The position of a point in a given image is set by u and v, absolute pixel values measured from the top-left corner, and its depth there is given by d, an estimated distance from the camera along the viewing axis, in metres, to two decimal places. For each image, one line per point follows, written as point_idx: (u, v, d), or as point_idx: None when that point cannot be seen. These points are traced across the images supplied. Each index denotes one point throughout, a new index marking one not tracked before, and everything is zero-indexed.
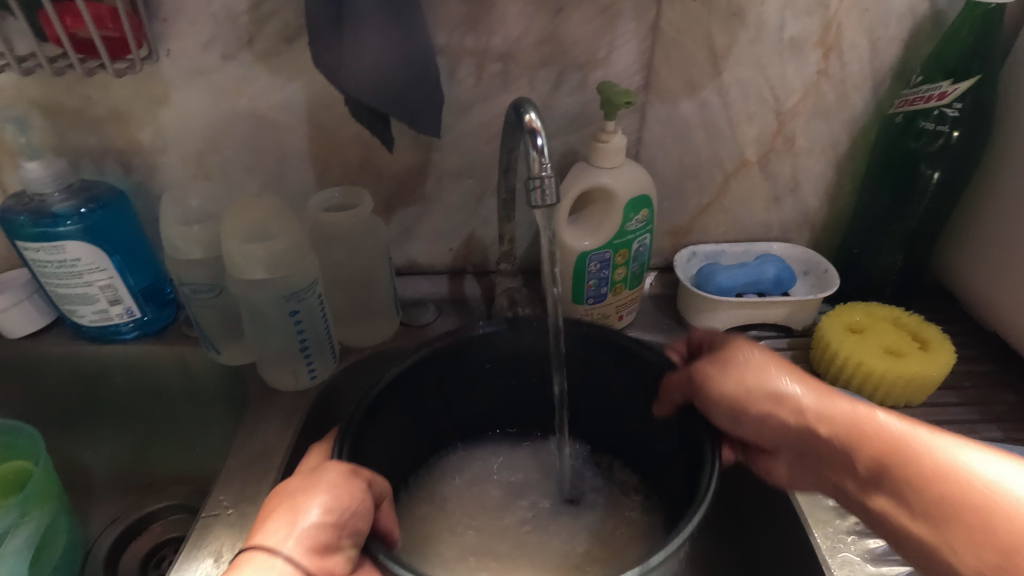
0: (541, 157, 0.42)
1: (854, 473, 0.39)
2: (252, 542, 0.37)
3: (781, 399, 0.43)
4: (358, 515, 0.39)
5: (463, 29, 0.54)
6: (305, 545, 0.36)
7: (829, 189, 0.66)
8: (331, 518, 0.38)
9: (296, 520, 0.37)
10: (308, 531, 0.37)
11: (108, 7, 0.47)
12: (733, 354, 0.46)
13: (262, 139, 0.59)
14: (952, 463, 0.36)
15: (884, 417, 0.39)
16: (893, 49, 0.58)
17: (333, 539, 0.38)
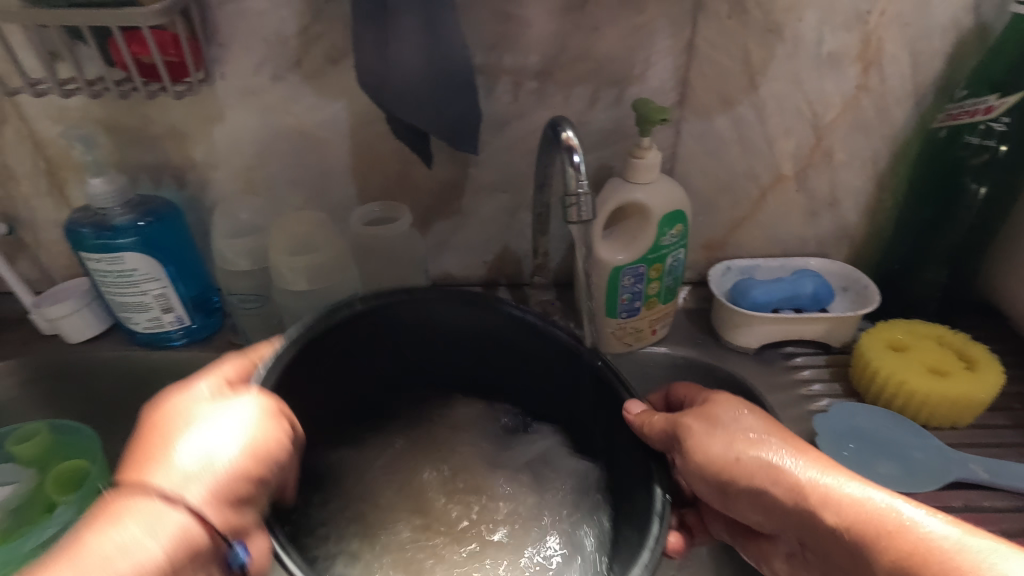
0: (578, 174, 0.43)
1: (874, 575, 0.37)
2: (137, 481, 0.36)
3: (775, 473, 0.42)
4: (265, 457, 0.40)
5: (501, 48, 0.55)
6: (214, 494, 0.36)
7: (869, 204, 0.65)
8: (247, 459, 0.39)
9: (206, 438, 0.39)
10: (221, 479, 0.37)
11: (171, 34, 0.50)
12: (720, 415, 0.46)
13: (307, 155, 0.62)
14: (974, 562, 0.34)
15: (904, 509, 0.38)
16: (936, 62, 0.57)
17: (220, 480, 0.37)
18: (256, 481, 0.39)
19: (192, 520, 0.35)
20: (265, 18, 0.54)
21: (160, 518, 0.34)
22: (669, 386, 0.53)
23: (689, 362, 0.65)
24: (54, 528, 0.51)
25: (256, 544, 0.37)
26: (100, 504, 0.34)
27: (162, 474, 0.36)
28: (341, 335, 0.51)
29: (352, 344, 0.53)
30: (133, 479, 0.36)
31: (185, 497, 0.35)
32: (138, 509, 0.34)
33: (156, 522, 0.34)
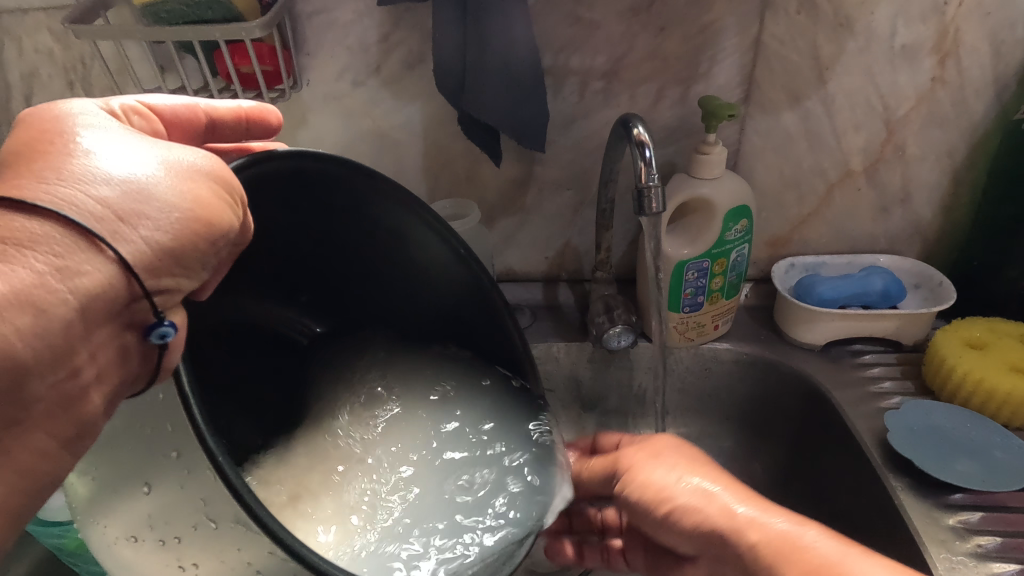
0: (649, 168, 0.45)
1: None
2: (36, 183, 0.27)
3: (708, 496, 0.42)
4: (176, 219, 0.30)
5: (569, 50, 0.58)
6: (148, 250, 0.29)
7: (944, 199, 0.64)
8: (187, 213, 0.30)
9: (142, 157, 0.31)
10: (157, 224, 0.29)
11: (267, 46, 0.55)
12: (660, 446, 0.47)
13: (382, 156, 0.66)
14: None
15: (822, 544, 0.38)
16: (1019, 52, 0.56)
17: (139, 234, 0.29)
18: (199, 253, 0.31)
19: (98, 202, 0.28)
20: (350, 28, 0.58)
21: (69, 250, 0.27)
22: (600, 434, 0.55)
23: (751, 358, 0.65)
24: None
25: (179, 319, 0.32)
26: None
27: (88, 167, 0.29)
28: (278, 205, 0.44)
29: (290, 208, 0.45)
30: (73, 146, 0.30)
31: (117, 242, 0.28)
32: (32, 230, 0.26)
33: (61, 255, 0.27)
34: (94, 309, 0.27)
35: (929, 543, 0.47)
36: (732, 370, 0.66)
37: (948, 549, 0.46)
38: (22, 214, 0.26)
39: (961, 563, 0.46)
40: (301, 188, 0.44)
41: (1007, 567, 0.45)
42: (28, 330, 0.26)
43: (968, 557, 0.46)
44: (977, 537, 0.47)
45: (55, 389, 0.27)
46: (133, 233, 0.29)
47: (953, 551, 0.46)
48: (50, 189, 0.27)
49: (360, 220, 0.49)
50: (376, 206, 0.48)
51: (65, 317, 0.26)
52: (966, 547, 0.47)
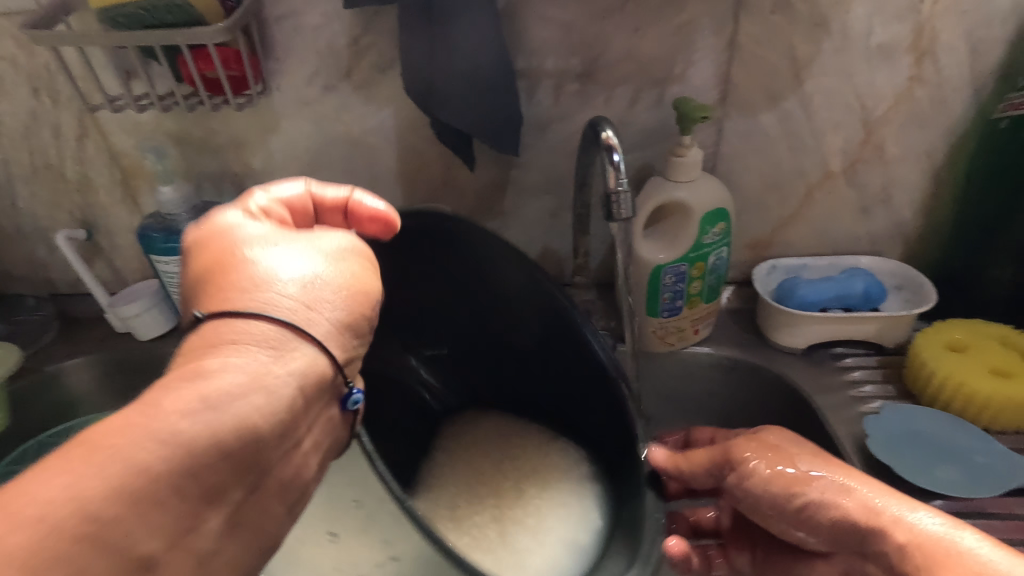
0: (618, 173, 0.44)
1: (904, 569, 0.37)
2: (244, 302, 0.34)
3: (847, 490, 0.41)
4: (364, 291, 0.39)
5: (543, 52, 0.57)
6: (331, 330, 0.35)
7: (925, 199, 0.63)
8: (345, 295, 0.37)
9: (297, 262, 0.36)
10: (332, 311, 0.36)
11: (233, 51, 0.54)
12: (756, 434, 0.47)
13: (356, 162, 0.65)
14: (942, 542, 0.36)
15: (967, 539, 0.36)
16: (997, 51, 0.55)
17: (325, 316, 0.35)
18: (361, 316, 0.38)
19: (307, 295, 0.35)
20: (320, 32, 0.57)
21: (274, 346, 0.32)
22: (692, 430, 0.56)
23: (733, 362, 0.64)
24: None
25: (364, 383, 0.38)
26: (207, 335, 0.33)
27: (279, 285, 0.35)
28: (422, 257, 0.57)
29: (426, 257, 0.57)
30: (257, 276, 0.35)
31: (315, 331, 0.34)
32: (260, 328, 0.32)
33: (270, 350, 0.32)
34: (308, 386, 0.33)
35: None
36: (713, 375, 0.66)
37: None
38: (295, 301, 0.34)
39: None
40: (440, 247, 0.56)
41: None
42: (314, 377, 0.33)
43: None
44: None
45: (290, 465, 0.33)
46: (358, 309, 0.37)
47: None
48: (255, 298, 0.34)
49: (479, 264, 0.57)
50: (494, 251, 0.56)
51: (287, 395, 0.31)
52: None
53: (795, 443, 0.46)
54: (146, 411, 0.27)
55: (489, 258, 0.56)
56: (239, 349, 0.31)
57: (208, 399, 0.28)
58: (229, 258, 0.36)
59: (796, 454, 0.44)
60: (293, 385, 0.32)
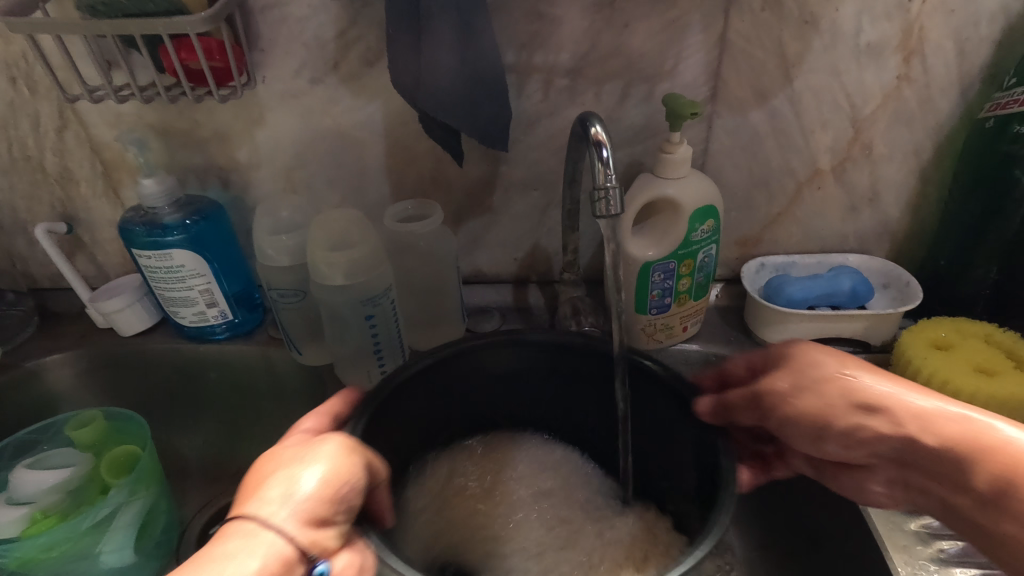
0: (606, 169, 0.44)
1: (970, 490, 0.39)
2: (238, 514, 0.36)
3: (877, 406, 0.42)
4: (355, 495, 0.39)
5: (532, 47, 0.56)
6: (297, 517, 0.36)
7: (912, 198, 0.63)
8: (316, 499, 0.37)
9: (271, 491, 0.37)
10: (304, 504, 0.36)
11: (217, 41, 0.53)
12: (801, 361, 0.45)
13: (343, 156, 0.64)
14: (990, 433, 0.38)
15: (1004, 428, 0.38)
16: (983, 51, 0.55)
17: (291, 518, 0.36)
18: (331, 504, 0.37)
19: (292, 551, 0.35)
20: (305, 23, 0.56)
21: (248, 538, 0.35)
22: (724, 362, 0.51)
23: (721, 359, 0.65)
24: (108, 508, 0.56)
25: (342, 560, 0.36)
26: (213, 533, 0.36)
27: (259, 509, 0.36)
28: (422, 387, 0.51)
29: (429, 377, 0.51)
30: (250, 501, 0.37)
31: (275, 518, 0.35)
32: (233, 537, 0.35)
33: (243, 548, 0.34)
34: (270, 569, 0.34)
35: (892, 550, 0.47)
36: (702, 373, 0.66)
37: (910, 554, 0.47)
38: (259, 573, 0.33)
39: (922, 568, 0.46)
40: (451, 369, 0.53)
41: (969, 571, 0.46)
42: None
43: (930, 561, 0.46)
44: (939, 542, 0.47)
45: None
46: (338, 523, 0.37)
47: (915, 555, 0.47)
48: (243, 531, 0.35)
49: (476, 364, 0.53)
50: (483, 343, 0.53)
51: (260, 569, 0.33)
52: (929, 552, 0.47)
53: (830, 361, 0.44)
54: None
55: (496, 353, 0.53)
56: (212, 552, 0.34)
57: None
58: (175, 570, 0.33)
59: (829, 372, 0.43)
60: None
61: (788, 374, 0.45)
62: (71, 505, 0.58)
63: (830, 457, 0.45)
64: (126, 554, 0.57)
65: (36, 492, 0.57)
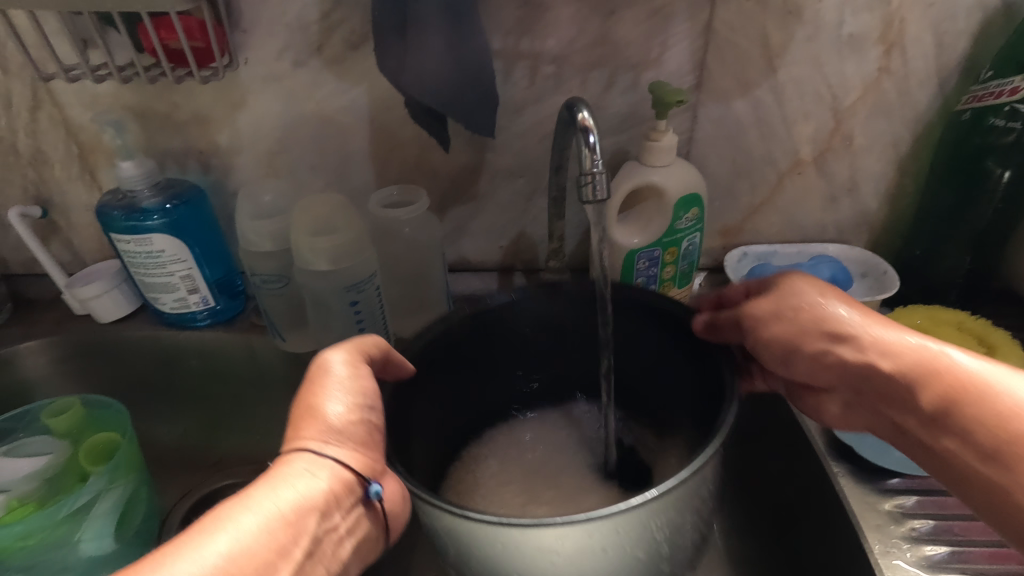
0: (593, 155, 0.44)
1: (914, 410, 0.38)
2: (296, 442, 0.37)
3: (841, 329, 0.42)
4: (376, 404, 0.41)
5: (519, 33, 0.56)
6: (350, 446, 0.38)
7: (889, 189, 0.65)
8: (352, 417, 0.39)
9: (327, 411, 0.38)
10: (344, 429, 0.38)
11: (196, 20, 0.52)
12: (790, 291, 0.46)
13: (327, 141, 0.63)
14: (977, 374, 0.36)
15: (956, 355, 0.38)
16: (960, 44, 0.56)
17: (348, 441, 0.38)
18: (363, 410, 0.40)
19: (350, 474, 0.37)
20: (288, 4, 0.55)
21: (313, 464, 0.36)
22: (723, 287, 0.52)
23: None
24: (87, 496, 0.55)
25: (391, 487, 0.39)
26: (275, 462, 0.37)
27: (318, 447, 0.37)
28: (443, 366, 0.53)
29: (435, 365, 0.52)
30: (317, 444, 0.37)
31: (328, 446, 0.37)
32: (297, 463, 0.36)
33: (310, 470, 0.36)
34: (328, 498, 0.35)
35: (867, 528, 0.49)
36: None
37: (883, 533, 0.48)
38: (328, 491, 0.35)
39: (895, 547, 0.47)
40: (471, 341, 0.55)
41: (939, 548, 0.47)
42: (362, 534, 0.37)
43: (902, 540, 0.48)
44: (911, 521, 0.49)
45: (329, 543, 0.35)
46: (371, 437, 0.40)
47: (888, 534, 0.48)
48: (307, 455, 0.37)
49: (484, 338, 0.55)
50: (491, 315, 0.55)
51: (319, 500, 0.35)
52: (901, 531, 0.48)
53: (809, 290, 0.46)
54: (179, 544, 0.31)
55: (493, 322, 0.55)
56: (266, 487, 0.34)
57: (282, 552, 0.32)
58: (240, 492, 0.34)
59: (809, 300, 0.45)
60: (342, 539, 0.36)
61: (777, 305, 0.46)
62: (47, 493, 0.56)
63: (798, 379, 0.46)
64: (105, 543, 0.56)
65: (13, 481, 0.56)
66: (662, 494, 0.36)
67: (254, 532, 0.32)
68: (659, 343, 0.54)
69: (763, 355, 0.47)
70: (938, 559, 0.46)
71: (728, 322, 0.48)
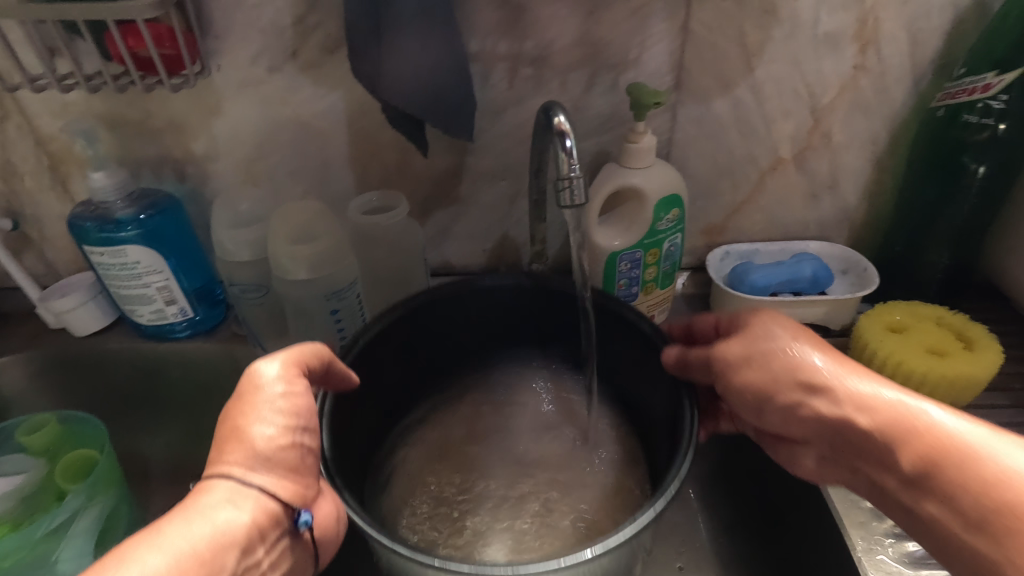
0: (570, 159, 0.43)
1: (897, 471, 0.37)
2: (212, 471, 0.37)
3: (817, 380, 0.41)
4: (313, 422, 0.41)
5: (496, 35, 0.55)
6: (275, 474, 0.37)
7: (869, 185, 0.65)
8: (285, 439, 0.39)
9: (255, 435, 0.38)
10: (270, 456, 0.38)
11: (166, 27, 0.51)
12: (758, 333, 0.45)
13: (305, 146, 0.62)
14: (957, 436, 0.36)
15: (933, 412, 0.37)
16: (935, 41, 0.57)
17: (271, 469, 0.37)
18: (297, 431, 0.39)
19: (276, 504, 0.37)
20: (261, 10, 0.54)
21: (234, 496, 0.36)
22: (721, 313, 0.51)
23: None
24: (64, 515, 0.54)
25: (324, 510, 0.39)
26: (192, 490, 0.36)
27: (241, 474, 0.37)
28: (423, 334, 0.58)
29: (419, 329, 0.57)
30: (236, 470, 0.37)
31: (252, 472, 0.37)
32: (215, 493, 0.36)
33: (231, 502, 0.35)
34: (257, 530, 0.35)
35: (851, 526, 0.49)
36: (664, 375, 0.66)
37: (866, 530, 0.49)
38: (250, 526, 0.35)
39: (878, 543, 0.48)
40: (436, 316, 0.58)
41: None
42: (285, 568, 0.37)
43: (885, 536, 0.48)
44: None
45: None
46: (308, 462, 0.40)
47: (871, 531, 0.49)
48: (228, 482, 0.36)
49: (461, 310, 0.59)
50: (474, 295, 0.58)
51: (241, 531, 0.34)
52: (884, 527, 0.49)
53: (781, 333, 0.44)
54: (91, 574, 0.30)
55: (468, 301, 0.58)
56: (179, 517, 0.34)
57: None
58: (149, 527, 0.33)
59: (779, 345, 0.43)
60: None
61: (746, 349, 0.45)
62: (23, 513, 0.55)
63: (769, 428, 0.45)
64: (84, 563, 0.55)
65: None
66: (611, 551, 0.36)
67: (162, 569, 0.31)
68: (638, 348, 0.54)
69: (734, 404, 0.46)
70: (920, 555, 0.47)
71: (698, 367, 0.46)
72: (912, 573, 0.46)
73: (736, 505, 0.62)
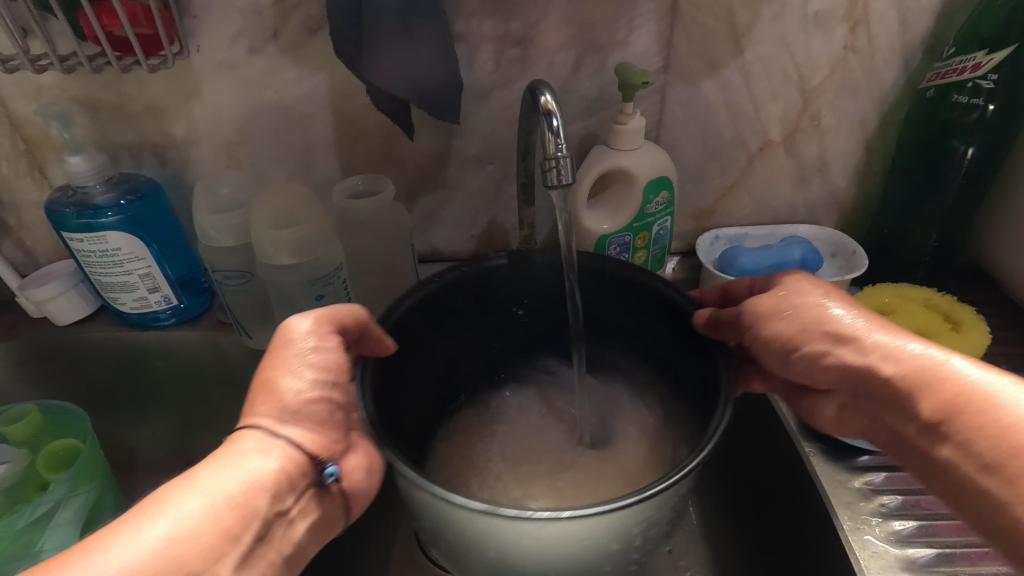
0: (556, 138, 0.43)
1: (916, 417, 0.37)
2: (247, 419, 0.39)
3: (843, 334, 0.42)
4: (345, 378, 0.42)
5: (481, 14, 0.54)
6: (304, 428, 0.39)
7: (857, 169, 0.65)
8: (312, 397, 0.40)
9: (284, 386, 0.40)
10: (300, 408, 0.40)
11: (141, 5, 0.49)
12: (789, 288, 0.46)
13: (289, 130, 0.61)
14: (978, 384, 0.36)
15: (958, 362, 0.37)
16: (925, 21, 0.56)
17: (299, 424, 0.39)
18: (327, 385, 0.41)
19: (302, 454, 0.38)
20: None
21: (263, 443, 0.38)
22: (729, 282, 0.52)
23: None
24: (47, 504, 0.53)
25: (350, 463, 0.41)
26: (230, 436, 0.38)
27: (272, 425, 0.39)
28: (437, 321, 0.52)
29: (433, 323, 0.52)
30: (266, 421, 0.39)
31: (282, 428, 0.39)
32: (246, 441, 0.38)
33: (259, 450, 0.37)
34: (280, 483, 0.37)
35: (838, 506, 0.49)
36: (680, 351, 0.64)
37: (853, 510, 0.49)
38: (278, 471, 0.37)
39: (864, 523, 0.48)
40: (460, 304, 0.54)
41: (907, 523, 0.48)
42: (314, 519, 0.39)
43: (872, 516, 0.48)
44: (880, 497, 0.50)
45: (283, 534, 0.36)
46: (334, 428, 0.41)
47: (858, 511, 0.49)
48: (256, 431, 0.38)
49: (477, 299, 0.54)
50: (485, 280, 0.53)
51: (269, 476, 0.36)
52: (870, 507, 0.49)
53: (812, 289, 0.45)
54: (141, 508, 0.33)
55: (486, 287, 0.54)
56: (228, 457, 0.36)
57: (229, 535, 0.33)
58: (188, 471, 0.35)
59: (810, 299, 0.44)
60: (293, 522, 0.37)
61: (788, 307, 0.45)
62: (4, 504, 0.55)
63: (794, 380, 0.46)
64: None
65: None
66: (620, 508, 0.34)
67: (199, 510, 0.33)
68: (653, 319, 0.52)
69: (762, 359, 0.46)
70: (905, 534, 0.47)
71: (727, 324, 0.46)
72: (897, 551, 0.46)
73: (727, 486, 0.62)
